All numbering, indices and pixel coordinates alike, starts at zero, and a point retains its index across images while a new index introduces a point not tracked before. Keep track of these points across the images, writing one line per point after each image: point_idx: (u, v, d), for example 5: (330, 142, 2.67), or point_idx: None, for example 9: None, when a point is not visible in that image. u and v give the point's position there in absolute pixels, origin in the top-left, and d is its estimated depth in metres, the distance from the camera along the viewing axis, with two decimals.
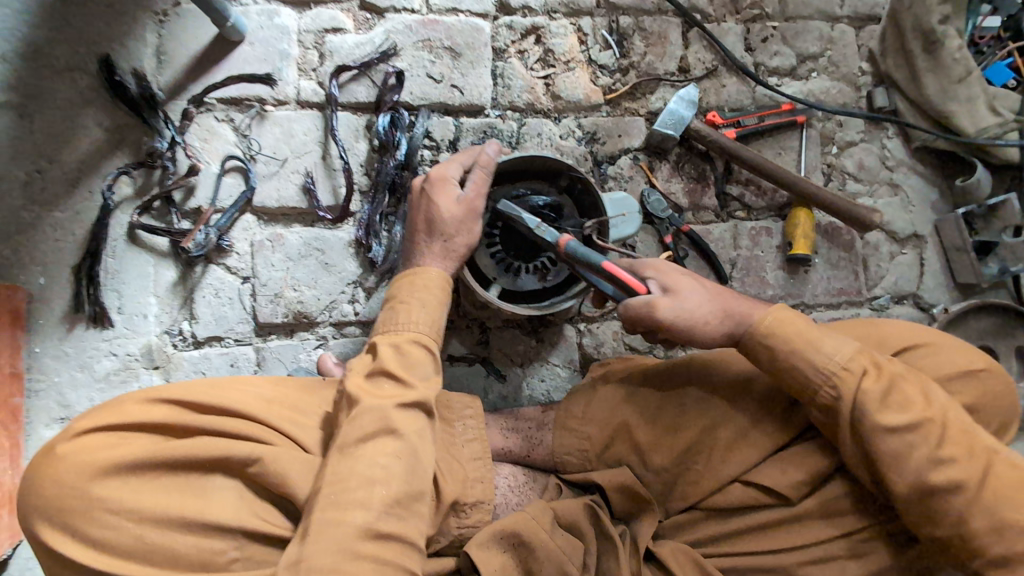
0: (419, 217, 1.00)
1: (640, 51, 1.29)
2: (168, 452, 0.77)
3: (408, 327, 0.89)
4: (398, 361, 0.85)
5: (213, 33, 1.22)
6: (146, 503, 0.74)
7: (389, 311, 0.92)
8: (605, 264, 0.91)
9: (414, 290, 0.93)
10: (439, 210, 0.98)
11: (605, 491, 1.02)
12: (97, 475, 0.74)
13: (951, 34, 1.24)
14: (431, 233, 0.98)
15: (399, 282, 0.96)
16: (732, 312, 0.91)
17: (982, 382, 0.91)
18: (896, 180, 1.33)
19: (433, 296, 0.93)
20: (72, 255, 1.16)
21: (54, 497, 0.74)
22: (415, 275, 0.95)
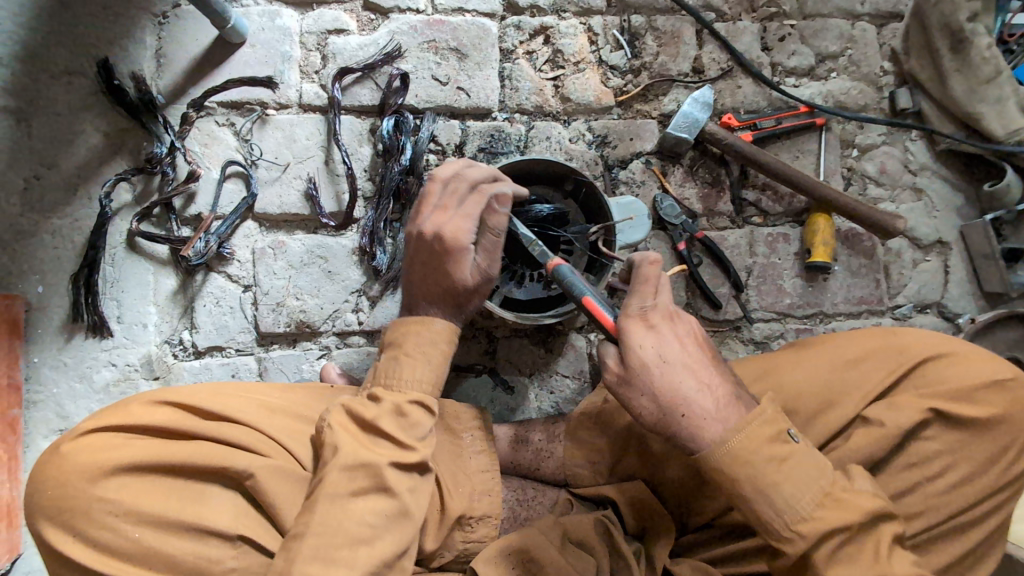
0: (431, 282, 0.89)
1: (652, 51, 1.25)
2: (168, 455, 0.73)
3: (411, 385, 0.83)
4: (397, 423, 0.80)
5: (213, 35, 1.19)
6: (146, 506, 0.71)
7: (391, 360, 0.85)
8: (582, 301, 0.83)
9: (422, 345, 0.85)
10: (456, 279, 0.88)
11: (618, 502, 0.99)
12: (96, 477, 0.71)
13: (980, 32, 1.18)
14: (444, 304, 0.90)
15: (403, 326, 0.87)
16: (684, 414, 0.76)
17: (1011, 393, 0.83)
18: (919, 184, 1.28)
19: (438, 351, 0.86)
20: (71, 264, 1.14)
21: (53, 500, 0.71)
22: (416, 329, 0.86)
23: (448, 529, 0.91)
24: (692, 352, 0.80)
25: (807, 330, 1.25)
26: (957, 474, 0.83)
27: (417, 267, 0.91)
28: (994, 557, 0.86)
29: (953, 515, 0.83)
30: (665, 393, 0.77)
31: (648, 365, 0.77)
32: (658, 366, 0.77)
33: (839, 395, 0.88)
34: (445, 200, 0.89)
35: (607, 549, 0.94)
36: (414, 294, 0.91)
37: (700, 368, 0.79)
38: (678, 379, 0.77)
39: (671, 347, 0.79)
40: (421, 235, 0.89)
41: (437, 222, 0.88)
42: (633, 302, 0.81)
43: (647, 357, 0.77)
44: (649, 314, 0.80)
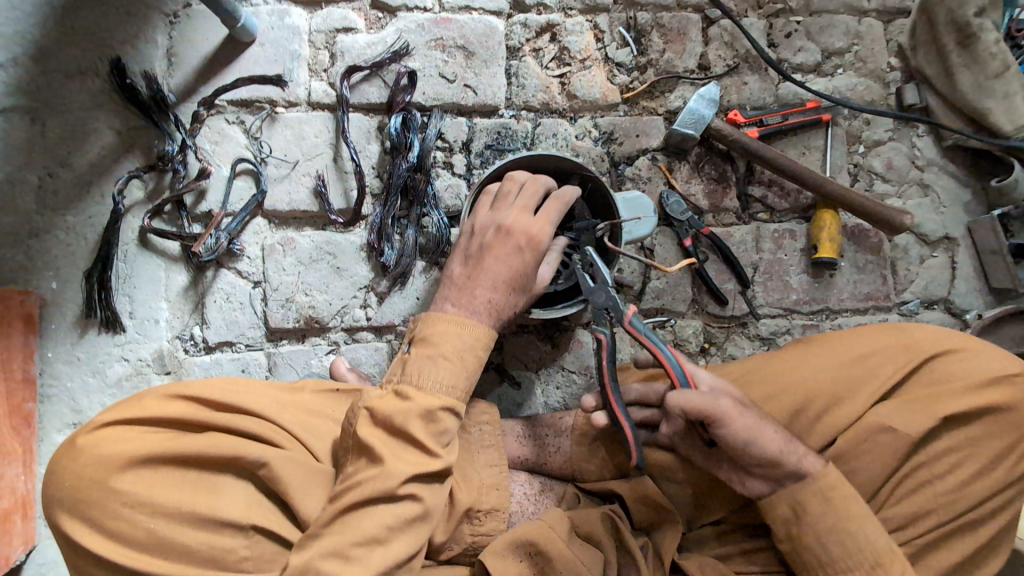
0: (512, 275, 0.91)
1: (658, 48, 1.25)
2: (183, 446, 0.75)
3: (446, 390, 0.83)
4: (428, 429, 0.80)
5: (223, 34, 1.20)
6: (160, 496, 0.72)
7: (427, 362, 0.83)
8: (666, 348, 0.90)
9: (461, 349, 0.86)
10: (523, 279, 0.92)
11: (627, 500, 0.98)
12: (111, 468, 0.72)
13: (987, 28, 1.18)
14: (515, 299, 0.93)
15: (443, 325, 0.87)
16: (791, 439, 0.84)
17: (1018, 389, 0.84)
18: (927, 180, 1.28)
19: (474, 356, 0.87)
20: (84, 261, 1.16)
21: (71, 491, 0.73)
22: (472, 334, 0.87)
23: (456, 521, 0.93)
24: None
25: (813, 326, 1.25)
26: (966, 471, 0.83)
27: (494, 258, 0.91)
28: (1003, 553, 0.86)
29: (963, 513, 0.83)
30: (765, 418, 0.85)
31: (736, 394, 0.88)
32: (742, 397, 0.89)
33: (847, 391, 0.88)
34: (525, 202, 0.95)
35: (614, 543, 0.96)
36: (487, 285, 0.90)
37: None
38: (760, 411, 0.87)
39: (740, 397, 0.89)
40: (507, 230, 0.92)
41: (523, 221, 0.93)
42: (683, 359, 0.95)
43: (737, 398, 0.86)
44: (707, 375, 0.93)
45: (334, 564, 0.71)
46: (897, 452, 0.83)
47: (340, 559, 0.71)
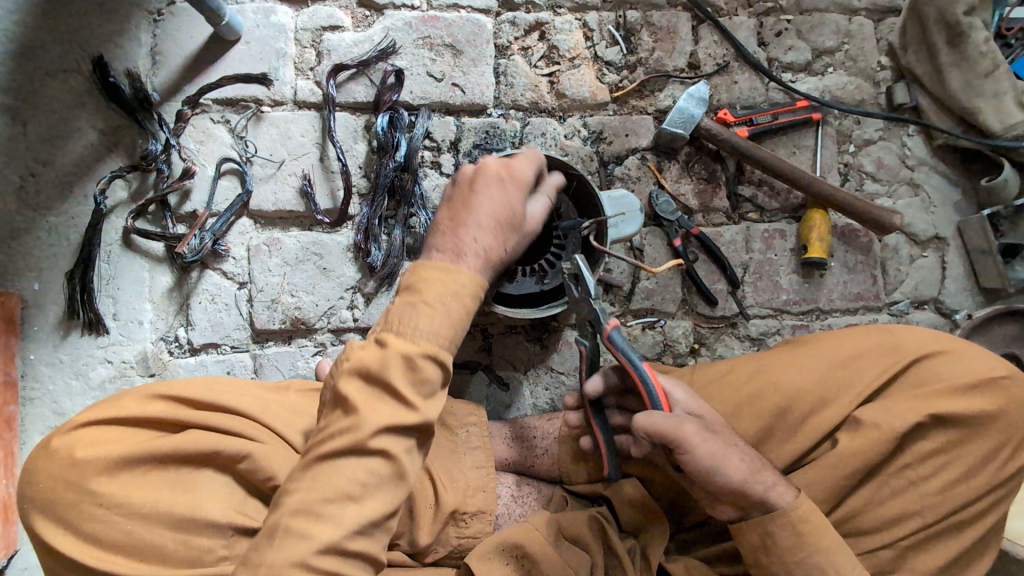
0: (497, 207, 0.87)
1: (647, 47, 1.24)
2: (160, 446, 0.73)
3: (429, 335, 0.76)
4: (407, 378, 0.74)
5: (207, 32, 1.19)
6: (136, 498, 0.71)
7: (407, 308, 0.77)
8: (644, 364, 0.85)
9: (446, 291, 0.78)
10: (510, 214, 0.88)
11: (615, 503, 0.98)
12: (86, 471, 0.71)
13: (977, 26, 1.18)
14: (503, 234, 0.88)
15: (428, 270, 0.80)
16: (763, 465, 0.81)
17: (1004, 390, 0.83)
18: (917, 180, 1.27)
19: (463, 300, 0.80)
20: (66, 261, 1.14)
21: (47, 493, 0.71)
22: (461, 276, 0.80)
23: (442, 523, 0.92)
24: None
25: (803, 326, 1.25)
26: (952, 473, 0.83)
27: (477, 191, 0.88)
28: (989, 556, 0.85)
29: (948, 515, 0.82)
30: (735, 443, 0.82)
31: (711, 417, 0.85)
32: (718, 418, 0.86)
33: (834, 393, 0.88)
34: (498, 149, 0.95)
35: (601, 546, 0.95)
36: (471, 216, 0.86)
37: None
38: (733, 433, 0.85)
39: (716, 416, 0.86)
40: (485, 166, 0.90)
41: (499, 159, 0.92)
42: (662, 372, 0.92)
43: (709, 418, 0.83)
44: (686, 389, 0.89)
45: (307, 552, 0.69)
46: (882, 455, 0.83)
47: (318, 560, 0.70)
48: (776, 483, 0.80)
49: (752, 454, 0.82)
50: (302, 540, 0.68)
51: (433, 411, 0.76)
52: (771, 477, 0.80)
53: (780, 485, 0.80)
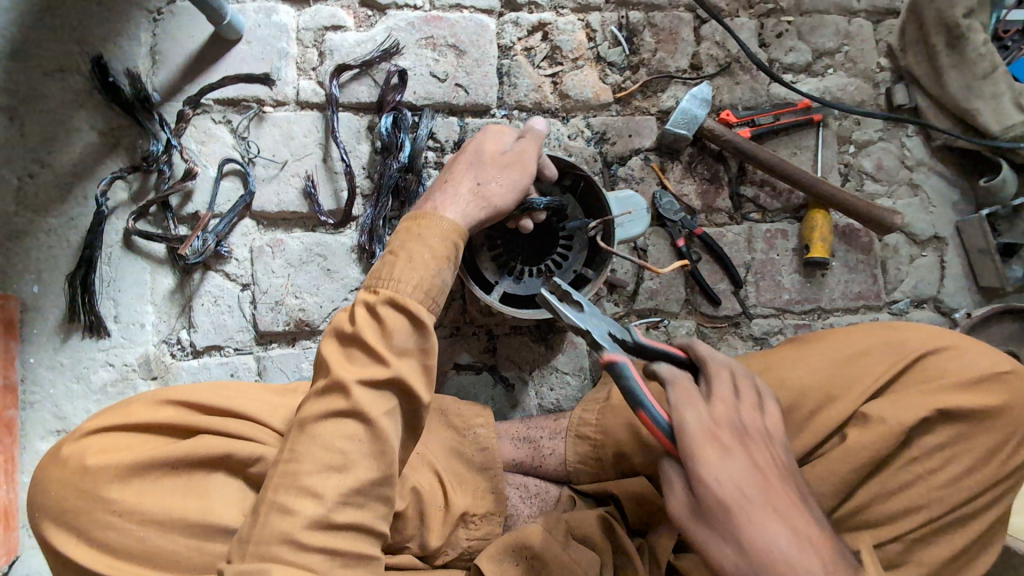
0: (473, 156, 0.94)
1: (650, 48, 1.25)
2: (170, 451, 0.73)
3: (393, 283, 0.78)
4: (373, 329, 0.76)
5: (208, 31, 1.18)
6: (148, 503, 0.70)
7: (383, 266, 0.82)
8: (638, 412, 0.74)
9: (412, 238, 0.82)
10: (482, 159, 0.93)
11: (620, 500, 0.99)
12: (96, 476, 0.70)
13: (976, 28, 1.19)
14: (478, 174, 0.91)
15: (404, 227, 0.86)
16: (766, 566, 0.68)
17: (1009, 386, 0.84)
18: (916, 180, 1.28)
19: (431, 248, 0.82)
20: (66, 263, 1.13)
21: (56, 499, 0.71)
22: (429, 214, 0.85)
23: (451, 525, 0.92)
24: (759, 474, 0.73)
25: (805, 325, 1.26)
26: (957, 467, 0.83)
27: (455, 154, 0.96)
28: (993, 549, 0.86)
29: (954, 509, 0.83)
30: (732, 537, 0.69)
31: (714, 499, 0.70)
32: (729, 496, 0.70)
33: (841, 391, 0.88)
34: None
35: (610, 544, 0.95)
36: (448, 169, 0.94)
37: (768, 495, 0.72)
38: (744, 516, 0.69)
39: (747, 481, 0.71)
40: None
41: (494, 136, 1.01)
42: (694, 412, 0.74)
43: (724, 493, 0.70)
44: (720, 432, 0.74)
45: (320, 557, 0.68)
46: (889, 451, 0.83)
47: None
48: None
49: (752, 550, 0.68)
50: (297, 528, 0.68)
51: (402, 364, 0.75)
52: (772, 575, 0.68)
53: None
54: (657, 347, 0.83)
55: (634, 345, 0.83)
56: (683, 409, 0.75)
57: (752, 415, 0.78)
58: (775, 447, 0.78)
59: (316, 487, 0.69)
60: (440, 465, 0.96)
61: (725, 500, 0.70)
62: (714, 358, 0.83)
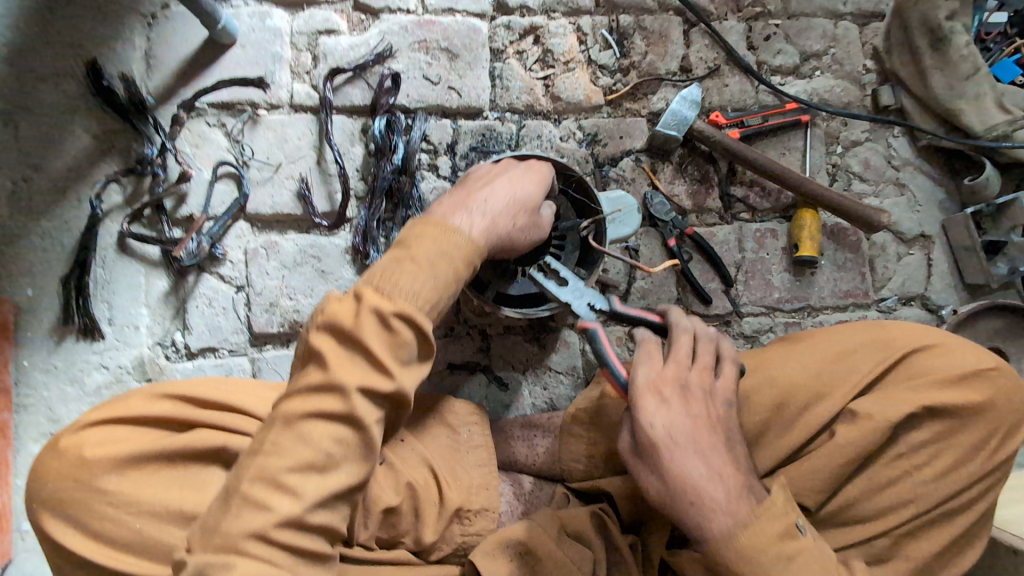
0: (516, 185, 0.92)
1: (640, 51, 1.27)
2: (165, 446, 0.75)
3: (407, 295, 0.76)
4: (381, 338, 0.74)
5: (202, 36, 1.18)
6: (146, 499, 0.72)
7: (394, 263, 0.78)
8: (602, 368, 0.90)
9: (436, 249, 0.79)
10: (525, 196, 0.92)
11: (614, 498, 0.99)
12: (94, 472, 0.72)
13: (958, 31, 1.22)
14: (518, 211, 0.90)
15: (425, 229, 0.82)
16: (685, 495, 0.80)
17: (994, 382, 0.86)
18: (902, 179, 1.30)
19: (449, 265, 0.80)
20: (60, 266, 1.14)
21: (54, 492, 0.72)
22: (462, 233, 0.82)
23: (446, 521, 0.93)
24: (695, 425, 0.83)
25: (795, 323, 1.27)
26: (944, 462, 0.85)
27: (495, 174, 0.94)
28: (980, 541, 0.88)
29: (940, 503, 0.85)
30: (662, 473, 0.81)
31: (649, 440, 0.81)
32: (664, 439, 0.81)
33: (830, 387, 0.89)
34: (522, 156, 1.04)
35: (604, 541, 0.96)
36: (487, 189, 0.90)
37: (701, 441, 0.82)
38: (673, 454, 0.81)
39: (683, 427, 0.82)
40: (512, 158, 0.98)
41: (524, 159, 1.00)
42: (645, 370, 0.86)
43: (659, 436, 0.81)
44: (665, 387, 0.84)
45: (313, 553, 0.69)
46: (876, 447, 0.85)
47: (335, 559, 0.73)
48: (711, 510, 0.79)
49: (676, 484, 0.80)
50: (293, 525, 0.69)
51: (406, 377, 0.76)
52: (694, 508, 0.79)
53: (705, 516, 0.79)
54: (636, 316, 0.96)
55: (613, 313, 0.97)
56: (638, 365, 0.87)
57: (706, 375, 0.88)
58: (724, 406, 0.87)
59: (303, 486, 0.70)
60: (436, 463, 0.97)
61: (660, 442, 0.81)
62: (679, 323, 0.92)
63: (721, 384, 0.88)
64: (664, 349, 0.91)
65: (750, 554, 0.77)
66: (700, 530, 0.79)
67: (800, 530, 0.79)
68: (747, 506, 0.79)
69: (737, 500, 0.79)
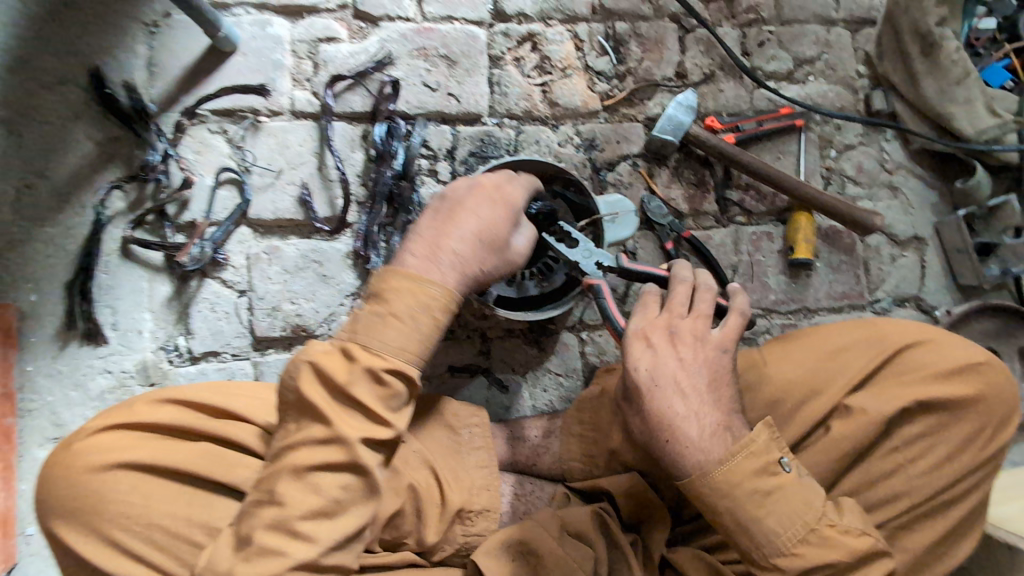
0: (482, 224, 0.91)
1: (636, 57, 1.28)
2: (168, 459, 0.79)
3: (394, 351, 0.80)
4: (374, 391, 0.79)
5: (204, 44, 1.20)
6: (155, 510, 0.77)
7: (376, 317, 0.81)
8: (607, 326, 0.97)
9: (412, 304, 0.82)
10: (495, 236, 0.92)
11: (615, 497, 1.00)
12: (103, 481, 0.77)
13: (948, 36, 1.24)
14: (486, 255, 0.91)
15: (400, 282, 0.84)
16: (662, 432, 0.84)
17: (985, 376, 0.87)
18: (896, 182, 1.32)
19: (430, 316, 0.83)
20: (64, 272, 1.15)
21: (68, 497, 0.77)
22: (429, 287, 0.84)
23: (448, 522, 0.95)
24: (679, 367, 0.87)
25: (791, 324, 1.29)
26: (936, 456, 0.86)
27: (466, 209, 0.92)
28: (973, 535, 0.89)
29: (933, 496, 0.86)
30: (642, 412, 0.86)
31: (632, 381, 0.87)
32: (646, 380, 0.86)
33: (824, 384, 0.91)
34: (500, 170, 1.00)
35: (605, 540, 0.97)
36: (452, 229, 0.90)
37: (684, 383, 0.86)
38: (653, 396, 0.85)
39: (666, 370, 0.86)
40: (483, 183, 0.95)
41: (497, 182, 0.96)
42: (636, 320, 0.92)
43: (642, 378, 0.86)
44: (652, 334, 0.89)
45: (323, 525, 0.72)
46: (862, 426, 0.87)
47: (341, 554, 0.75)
48: (688, 447, 0.82)
49: (654, 421, 0.85)
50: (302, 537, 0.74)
51: (403, 422, 0.81)
52: (673, 445, 0.83)
53: (682, 452, 0.83)
54: (643, 271, 0.98)
55: (623, 271, 0.99)
56: (632, 318, 0.93)
57: (699, 323, 0.91)
58: (716, 352, 0.90)
59: (307, 529, 0.74)
60: (438, 464, 0.98)
61: (643, 383, 0.86)
62: (678, 273, 0.96)
63: (716, 334, 0.91)
64: (663, 301, 0.95)
65: (726, 491, 0.80)
66: (676, 466, 0.83)
67: (782, 468, 0.82)
68: (724, 445, 0.82)
69: (714, 439, 0.82)
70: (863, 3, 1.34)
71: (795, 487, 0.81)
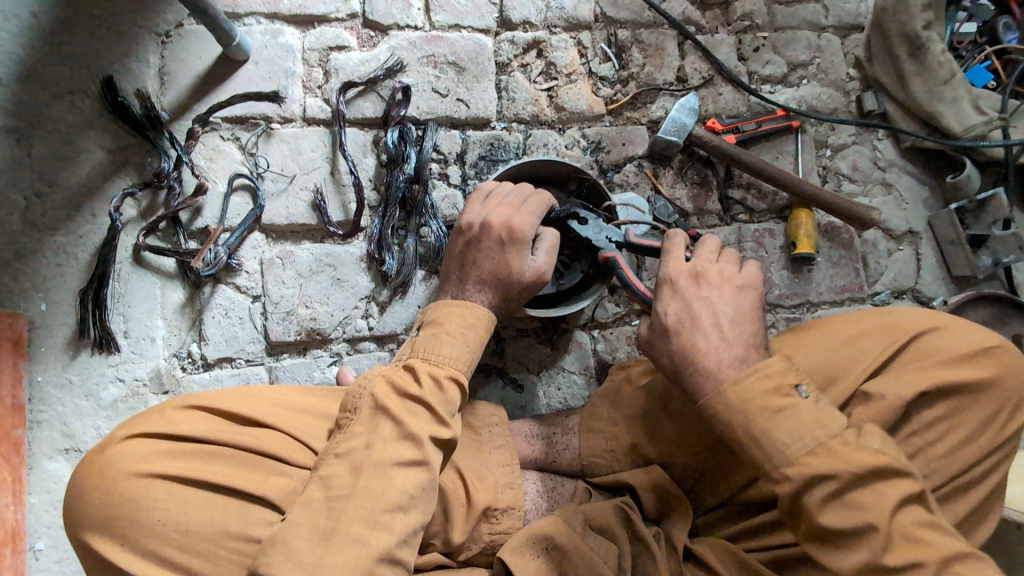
0: (496, 263, 0.98)
1: (638, 63, 1.33)
2: (202, 470, 0.79)
3: (449, 361, 0.89)
4: (435, 393, 0.86)
5: (216, 52, 1.21)
6: (194, 516, 0.77)
7: (431, 338, 0.91)
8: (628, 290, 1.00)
9: (462, 325, 0.93)
10: (510, 269, 0.98)
11: (637, 490, 1.02)
12: (141, 489, 0.77)
13: (934, 39, 1.30)
14: (506, 288, 0.99)
15: (447, 308, 0.95)
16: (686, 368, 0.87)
17: (998, 359, 0.91)
18: (889, 179, 1.38)
19: (476, 334, 0.94)
20: (75, 280, 1.14)
21: (105, 505, 0.77)
22: (463, 315, 0.95)
23: (475, 521, 0.95)
24: (705, 309, 0.89)
25: (795, 318, 1.32)
26: (956, 438, 0.89)
27: (480, 247, 1.00)
28: (992, 513, 0.92)
29: (953, 478, 0.89)
30: (669, 352, 0.89)
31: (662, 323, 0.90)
32: (675, 322, 0.89)
33: (843, 371, 0.94)
34: (514, 197, 1.02)
35: (628, 533, 0.98)
36: (473, 274, 0.99)
37: (712, 329, 0.88)
38: (682, 335, 0.88)
39: (695, 309, 0.89)
40: (491, 222, 0.99)
41: (505, 214, 1.00)
42: (666, 266, 0.94)
43: (672, 318, 0.90)
44: (680, 279, 0.92)
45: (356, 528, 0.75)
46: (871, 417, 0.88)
47: (382, 557, 0.75)
48: None
49: None
50: (356, 542, 0.74)
51: (458, 426, 0.87)
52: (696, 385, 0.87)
53: None
54: (646, 243, 1.03)
55: (631, 245, 1.04)
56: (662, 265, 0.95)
57: (727, 270, 0.93)
58: (739, 297, 0.92)
59: (360, 531, 0.75)
60: (463, 464, 0.99)
61: (676, 324, 0.89)
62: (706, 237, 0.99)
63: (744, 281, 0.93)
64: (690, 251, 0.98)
65: None
66: None
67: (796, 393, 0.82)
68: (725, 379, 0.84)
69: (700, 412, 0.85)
70: (851, 9, 1.41)
71: (803, 411, 0.80)
